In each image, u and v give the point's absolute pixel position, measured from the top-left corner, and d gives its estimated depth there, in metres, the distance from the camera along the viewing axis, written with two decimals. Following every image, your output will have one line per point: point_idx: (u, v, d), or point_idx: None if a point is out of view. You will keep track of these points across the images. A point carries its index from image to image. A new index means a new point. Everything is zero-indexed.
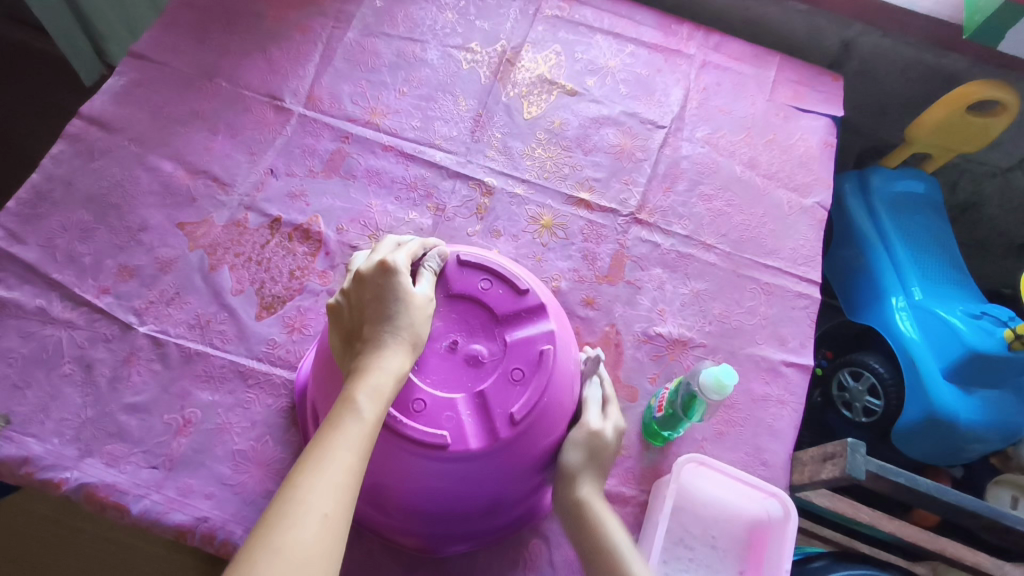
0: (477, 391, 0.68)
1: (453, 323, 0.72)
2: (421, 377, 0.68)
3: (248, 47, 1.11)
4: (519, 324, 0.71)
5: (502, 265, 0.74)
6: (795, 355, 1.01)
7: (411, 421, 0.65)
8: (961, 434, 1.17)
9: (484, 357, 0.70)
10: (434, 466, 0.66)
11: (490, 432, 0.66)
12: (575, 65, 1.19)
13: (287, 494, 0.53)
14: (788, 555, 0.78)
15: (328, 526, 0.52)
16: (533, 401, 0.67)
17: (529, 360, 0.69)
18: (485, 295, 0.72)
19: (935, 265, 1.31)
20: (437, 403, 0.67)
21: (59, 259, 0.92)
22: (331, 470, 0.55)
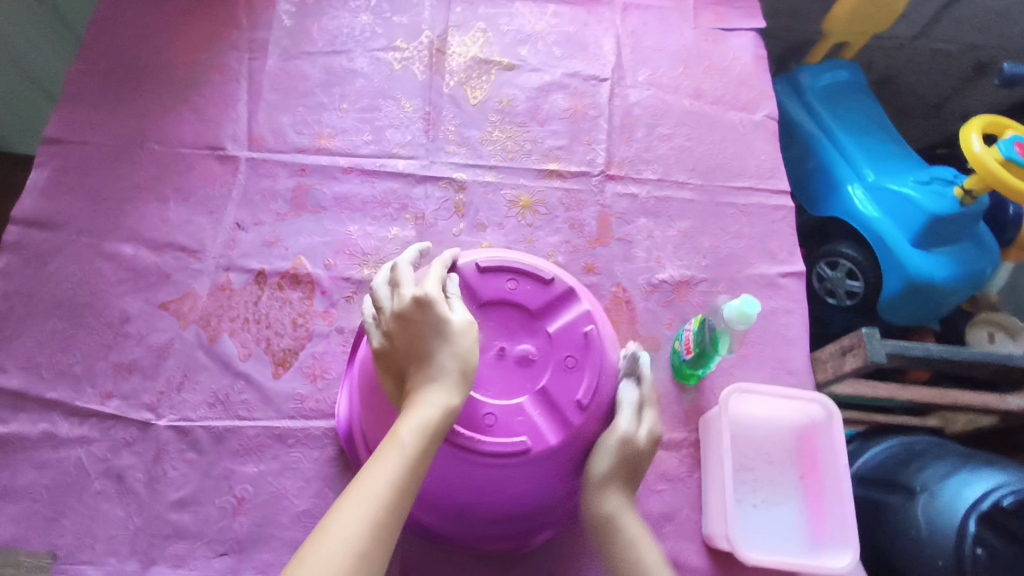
0: (539, 389, 0.68)
1: (494, 330, 0.72)
2: (482, 393, 0.68)
3: (169, 103, 1.04)
4: (556, 313, 0.73)
5: (522, 261, 0.74)
6: (789, 265, 1.06)
7: (489, 436, 0.66)
8: (938, 291, 1.26)
9: (534, 354, 0.71)
10: (521, 473, 0.67)
11: (563, 424, 0.68)
12: (504, 39, 1.18)
13: (322, 528, 0.55)
14: (843, 448, 0.84)
15: (360, 564, 0.53)
16: (594, 384, 0.68)
17: (577, 344, 0.70)
18: (515, 294, 0.73)
19: (877, 144, 1.39)
20: (506, 412, 0.67)
21: (48, 376, 0.86)
22: (366, 506, 0.56)
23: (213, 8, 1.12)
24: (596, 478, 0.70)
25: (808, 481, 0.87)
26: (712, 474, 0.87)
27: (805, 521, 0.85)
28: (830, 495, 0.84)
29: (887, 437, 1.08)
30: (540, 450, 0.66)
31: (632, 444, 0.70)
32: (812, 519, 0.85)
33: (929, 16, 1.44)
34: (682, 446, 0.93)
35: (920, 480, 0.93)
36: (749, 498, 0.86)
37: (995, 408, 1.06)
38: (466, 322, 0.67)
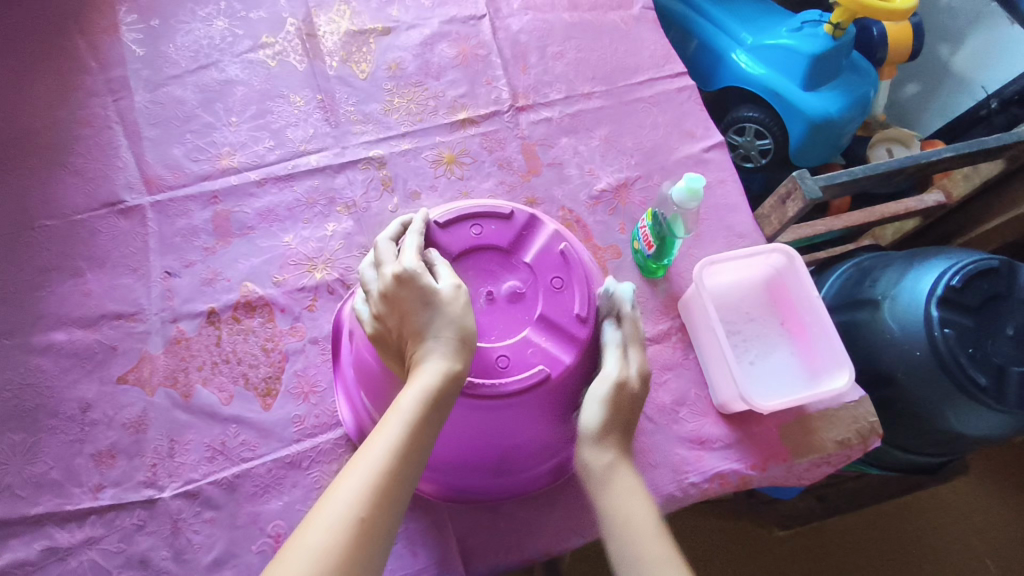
0: (538, 317, 0.71)
1: (476, 278, 0.73)
2: (487, 339, 0.70)
3: (43, 173, 0.95)
4: (527, 243, 0.75)
5: (478, 206, 0.75)
6: (708, 139, 1.11)
7: (509, 374, 0.68)
8: (837, 125, 1.35)
9: (521, 287, 0.72)
10: (548, 396, 0.70)
11: (571, 341, 0.70)
12: (371, 4, 1.13)
13: (327, 497, 0.56)
14: (811, 283, 0.90)
15: (361, 527, 0.53)
16: (586, 296, 0.71)
17: (558, 265, 0.73)
18: (484, 238, 0.74)
19: (745, 7, 1.44)
20: (515, 348, 0.69)
21: (26, 492, 0.80)
22: (368, 472, 0.56)
23: (51, 59, 1.02)
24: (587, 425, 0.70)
25: (789, 324, 0.93)
26: (707, 347, 0.92)
27: (798, 360, 0.91)
28: (812, 329, 0.90)
29: (837, 266, 1.17)
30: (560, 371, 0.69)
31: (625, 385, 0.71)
32: (803, 355, 0.91)
33: None
34: (671, 335, 0.97)
35: (879, 290, 1.01)
36: (746, 356, 0.91)
37: (914, 210, 1.16)
38: (455, 286, 0.66)
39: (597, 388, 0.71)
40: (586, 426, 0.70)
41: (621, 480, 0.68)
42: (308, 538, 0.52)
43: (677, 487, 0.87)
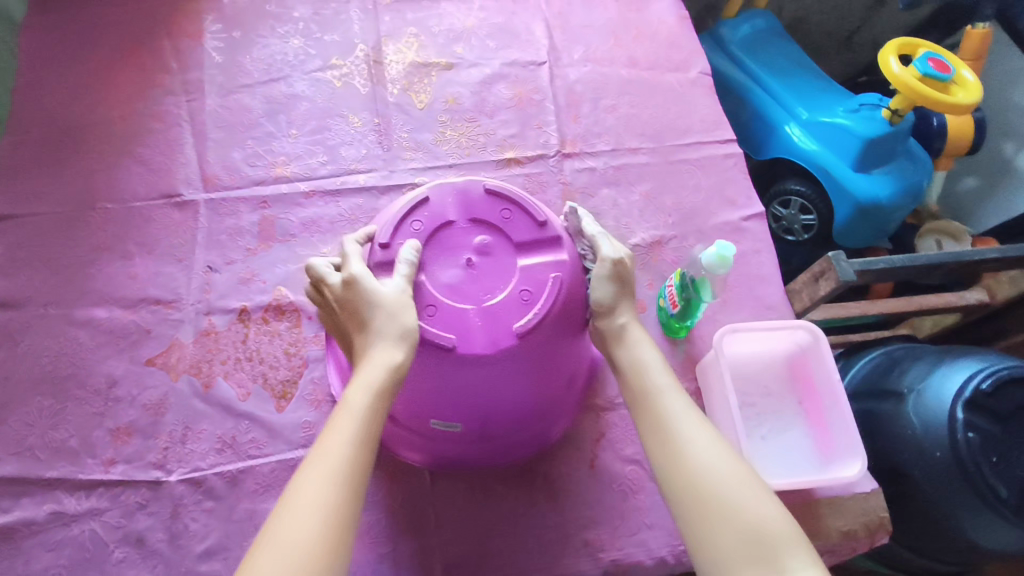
0: (516, 245, 0.76)
1: (447, 255, 0.75)
2: (498, 289, 0.73)
3: (114, 159, 1.02)
4: (462, 205, 0.77)
5: (401, 207, 0.76)
6: (748, 208, 1.11)
7: (539, 302, 0.72)
8: (886, 210, 1.34)
9: (491, 241, 0.76)
10: (569, 307, 0.75)
11: (556, 245, 0.77)
12: (438, 40, 1.19)
13: (287, 498, 0.57)
14: (833, 365, 0.89)
15: (323, 519, 0.55)
16: (526, 209, 0.77)
17: (496, 203, 0.77)
18: (430, 227, 0.75)
19: (804, 82, 1.45)
20: (526, 282, 0.74)
21: (44, 455, 0.84)
22: (325, 466, 0.58)
23: (139, 56, 1.10)
24: (602, 304, 0.75)
25: (806, 404, 0.92)
26: (720, 414, 0.91)
27: (811, 442, 0.90)
28: (829, 413, 0.89)
29: (866, 353, 1.14)
30: (567, 272, 0.75)
31: (619, 262, 0.76)
32: (817, 438, 0.90)
33: None
34: (685, 397, 0.96)
35: (907, 382, 0.98)
36: (758, 431, 0.90)
37: (954, 305, 1.12)
38: (401, 288, 0.70)
39: (598, 277, 0.76)
40: (599, 305, 0.75)
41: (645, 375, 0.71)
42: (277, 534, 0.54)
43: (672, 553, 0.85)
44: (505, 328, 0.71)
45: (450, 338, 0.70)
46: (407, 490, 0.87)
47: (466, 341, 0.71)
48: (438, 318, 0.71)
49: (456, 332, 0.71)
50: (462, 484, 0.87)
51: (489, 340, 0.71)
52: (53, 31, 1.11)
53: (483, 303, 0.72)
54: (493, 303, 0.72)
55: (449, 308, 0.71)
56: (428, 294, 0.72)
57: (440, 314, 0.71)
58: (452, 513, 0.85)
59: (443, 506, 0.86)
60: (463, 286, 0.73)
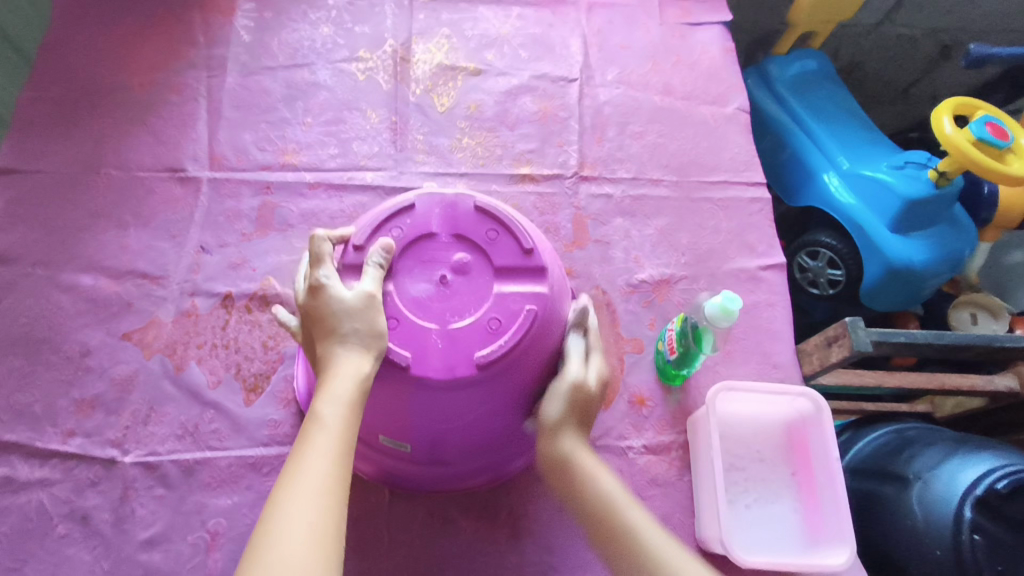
0: (497, 268, 0.71)
1: (421, 267, 0.71)
2: (467, 313, 0.69)
3: (126, 126, 1.01)
4: (447, 217, 0.73)
5: (383, 211, 0.72)
6: (768, 258, 1.05)
7: (505, 334, 0.68)
8: (920, 276, 1.26)
9: (471, 260, 0.71)
10: (540, 341, 0.71)
11: (538, 275, 0.72)
12: (469, 44, 1.16)
13: (270, 515, 0.54)
14: (834, 443, 0.84)
15: (315, 538, 0.53)
16: (514, 230, 0.72)
17: (484, 219, 0.73)
18: (409, 234, 0.72)
19: (850, 131, 1.38)
20: (498, 311, 0.69)
21: (6, 417, 0.82)
22: (308, 485, 0.56)
23: (167, 26, 1.09)
24: (546, 424, 0.72)
25: (800, 477, 0.85)
26: (703, 475, 0.85)
27: (800, 519, 0.83)
28: (825, 492, 0.83)
29: (876, 426, 1.07)
30: (544, 303, 0.70)
31: (583, 390, 0.72)
32: (807, 516, 0.83)
33: (891, 3, 1.43)
34: (671, 449, 0.91)
35: (913, 469, 0.91)
36: (742, 498, 0.84)
37: (980, 390, 1.03)
38: (368, 290, 0.66)
39: (557, 386, 0.72)
40: (546, 419, 0.72)
41: (599, 472, 0.71)
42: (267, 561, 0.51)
43: None
44: (464, 357, 0.67)
45: (406, 357, 0.66)
46: (364, 506, 0.83)
47: (422, 363, 0.67)
48: (398, 334, 0.67)
49: (414, 351, 0.67)
50: (421, 509, 0.83)
51: (444, 366, 0.67)
52: None
53: (447, 325, 0.68)
54: (457, 327, 0.68)
55: (413, 323, 0.68)
56: (394, 305, 0.68)
57: (402, 329, 0.67)
58: (406, 538, 0.82)
59: (398, 529, 0.82)
60: (431, 303, 0.69)
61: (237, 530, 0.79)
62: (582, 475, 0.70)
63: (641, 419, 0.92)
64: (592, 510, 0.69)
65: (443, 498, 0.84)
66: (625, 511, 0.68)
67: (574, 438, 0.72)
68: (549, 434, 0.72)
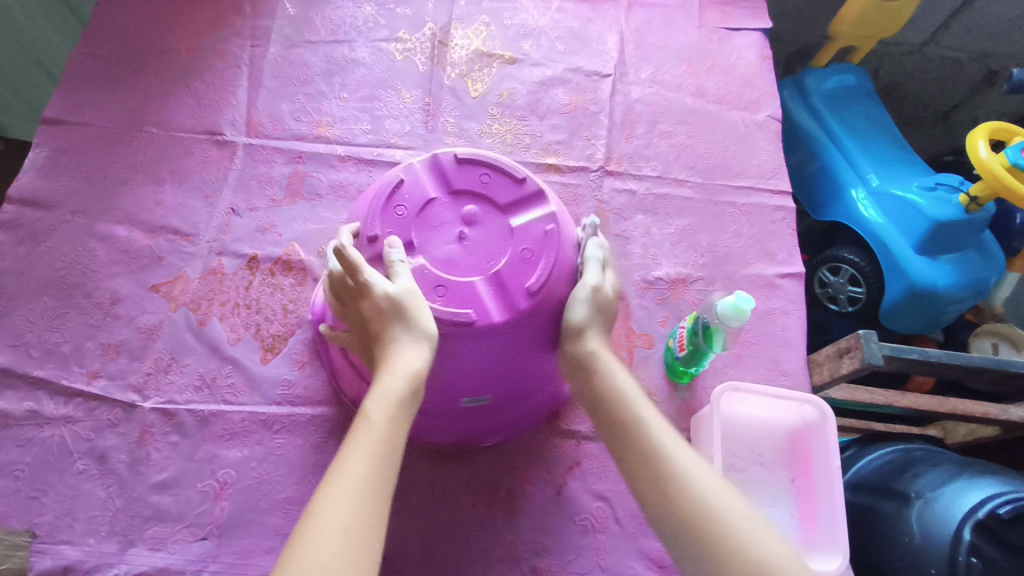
0: (504, 209, 0.75)
1: (436, 231, 0.73)
2: (500, 255, 0.72)
3: (170, 87, 1.04)
4: (440, 184, 0.75)
5: (377, 198, 0.73)
6: (787, 266, 1.05)
7: (544, 257, 0.72)
8: (942, 299, 1.24)
9: (479, 210, 0.74)
10: (567, 259, 0.76)
11: (537, 197, 0.76)
12: (508, 32, 1.17)
13: (313, 506, 0.56)
14: (836, 451, 0.83)
15: (349, 536, 0.53)
16: (501, 168, 0.76)
17: (472, 172, 0.76)
18: (412, 207, 0.73)
19: (883, 149, 1.37)
20: (524, 242, 0.73)
21: (35, 354, 0.86)
22: (348, 482, 0.57)
23: None
24: (574, 325, 0.73)
25: (799, 483, 0.85)
26: None
27: (795, 525, 0.83)
28: (823, 500, 0.82)
29: (883, 444, 1.07)
30: (558, 219, 0.75)
31: (604, 292, 0.75)
32: (802, 522, 0.83)
33: (937, 23, 1.41)
34: None
35: (915, 487, 0.90)
36: None
37: (994, 418, 1.01)
38: (408, 286, 0.67)
39: (574, 304, 0.73)
40: (570, 320, 0.73)
41: (615, 370, 0.71)
42: (301, 554, 0.52)
43: None
44: (520, 291, 0.70)
45: (467, 312, 0.69)
46: None
47: (486, 312, 0.70)
48: (449, 294, 0.69)
49: (470, 305, 0.69)
50: (422, 480, 0.85)
51: (506, 308, 0.70)
52: None
53: (490, 272, 0.71)
54: (501, 269, 0.71)
55: (457, 282, 0.70)
56: (434, 274, 0.70)
57: (451, 291, 0.70)
58: (406, 506, 0.84)
59: (399, 496, 0.84)
60: (463, 258, 0.72)
61: (244, 482, 0.82)
62: (602, 367, 0.72)
63: None
64: (603, 395, 0.70)
65: (445, 470, 0.86)
66: (635, 405, 0.68)
67: (598, 340, 0.74)
68: (577, 334, 0.73)
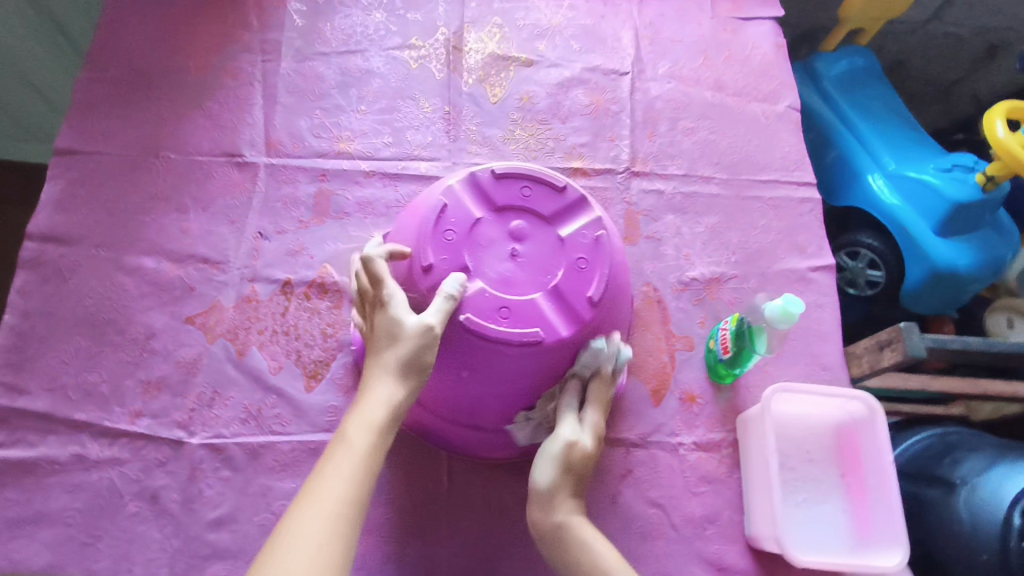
0: (549, 220, 0.74)
1: (488, 252, 0.71)
2: (556, 270, 0.71)
3: (182, 108, 1.01)
4: (482, 203, 0.74)
5: (425, 226, 0.71)
6: (818, 259, 1.05)
7: (599, 264, 0.72)
8: (962, 279, 1.26)
9: (526, 223, 0.73)
10: (616, 262, 0.75)
11: (579, 203, 0.75)
12: (522, 34, 1.15)
13: (286, 525, 0.55)
14: (887, 447, 0.84)
15: (323, 549, 0.53)
16: (540, 179, 0.75)
17: (512, 187, 0.75)
18: (459, 232, 0.71)
19: (896, 131, 1.37)
20: (577, 250, 0.72)
21: (75, 396, 0.84)
22: (325, 499, 0.57)
23: (222, 9, 1.09)
24: (539, 491, 0.71)
25: (848, 478, 0.87)
26: (754, 473, 0.87)
27: (848, 521, 0.84)
28: (873, 494, 0.84)
29: (917, 429, 1.08)
30: (605, 225, 0.75)
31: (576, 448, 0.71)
32: (855, 517, 0.84)
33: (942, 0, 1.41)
34: (720, 446, 0.92)
35: (959, 473, 0.92)
36: (791, 498, 0.85)
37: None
38: (427, 322, 0.65)
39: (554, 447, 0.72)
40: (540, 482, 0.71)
41: (596, 539, 0.69)
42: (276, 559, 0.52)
43: None
44: (582, 301, 0.70)
45: (535, 331, 0.68)
46: (423, 493, 0.85)
47: (551, 329, 0.69)
48: (514, 315, 0.68)
49: (537, 323, 0.68)
50: (478, 498, 0.85)
51: (571, 321, 0.69)
52: None
53: (549, 285, 0.70)
54: (560, 281, 0.70)
55: (520, 303, 0.68)
56: (496, 296, 0.68)
57: (515, 313, 0.68)
58: (465, 526, 0.83)
59: (457, 516, 0.84)
60: (520, 276, 0.70)
61: None
62: (579, 541, 0.69)
63: (691, 416, 0.93)
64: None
65: (501, 488, 0.86)
66: None
67: (567, 507, 0.71)
68: (545, 502, 0.70)
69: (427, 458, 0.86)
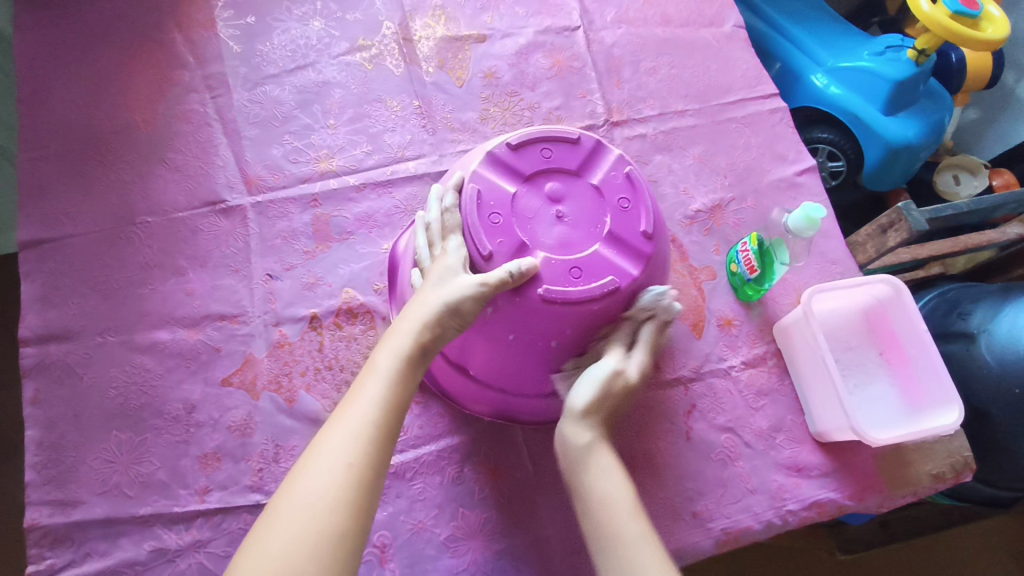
0: (579, 173, 0.74)
1: (537, 220, 0.71)
2: (605, 217, 0.72)
3: (144, 168, 0.94)
4: (511, 177, 0.73)
5: (469, 217, 0.70)
6: (801, 162, 1.10)
7: (641, 200, 0.73)
8: (917, 149, 1.33)
9: (559, 183, 0.73)
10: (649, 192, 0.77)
11: (599, 148, 0.76)
12: (466, 10, 1.12)
13: (312, 450, 0.57)
14: (916, 316, 0.90)
15: (346, 469, 0.55)
16: (556, 138, 0.75)
17: (533, 152, 0.74)
18: (503, 211, 0.71)
19: (825, 26, 1.44)
20: (616, 195, 0.73)
21: (133, 491, 0.80)
22: (350, 423, 0.58)
23: (151, 53, 1.01)
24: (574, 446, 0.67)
25: (888, 355, 0.93)
26: (807, 373, 0.92)
27: (899, 392, 0.91)
28: (915, 362, 0.90)
29: (919, 296, 1.16)
30: (630, 162, 0.76)
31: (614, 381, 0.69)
32: (903, 388, 0.91)
33: None
34: (766, 359, 0.97)
35: (974, 323, 1.01)
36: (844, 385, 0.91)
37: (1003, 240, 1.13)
38: (473, 286, 0.65)
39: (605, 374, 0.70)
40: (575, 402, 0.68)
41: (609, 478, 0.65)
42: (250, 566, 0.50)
43: (776, 514, 0.88)
44: (639, 240, 0.71)
45: (610, 281, 0.69)
46: (515, 484, 0.85)
47: (622, 274, 0.70)
48: (586, 273, 0.69)
49: (609, 274, 0.69)
50: None
51: (635, 261, 0.71)
52: (33, 41, 1.00)
53: (604, 235, 0.71)
54: (613, 228, 0.71)
55: (586, 258, 0.69)
56: (562, 260, 0.69)
57: (586, 269, 0.69)
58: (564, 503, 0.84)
59: (554, 495, 0.84)
60: (575, 235, 0.71)
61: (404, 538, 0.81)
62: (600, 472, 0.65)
63: (732, 339, 0.97)
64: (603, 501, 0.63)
65: None
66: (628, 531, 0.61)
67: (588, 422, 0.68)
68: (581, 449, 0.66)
69: (506, 449, 0.86)
